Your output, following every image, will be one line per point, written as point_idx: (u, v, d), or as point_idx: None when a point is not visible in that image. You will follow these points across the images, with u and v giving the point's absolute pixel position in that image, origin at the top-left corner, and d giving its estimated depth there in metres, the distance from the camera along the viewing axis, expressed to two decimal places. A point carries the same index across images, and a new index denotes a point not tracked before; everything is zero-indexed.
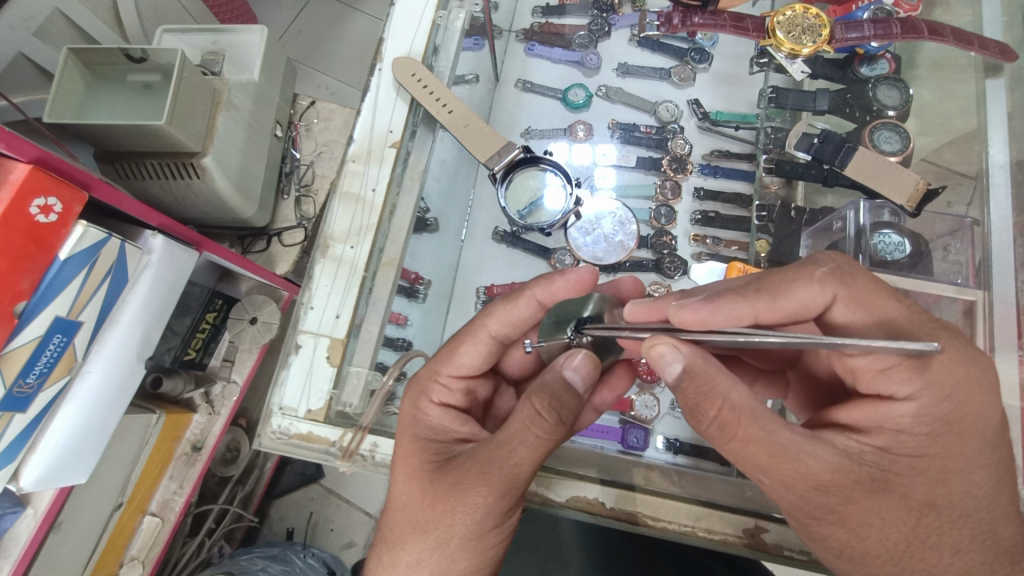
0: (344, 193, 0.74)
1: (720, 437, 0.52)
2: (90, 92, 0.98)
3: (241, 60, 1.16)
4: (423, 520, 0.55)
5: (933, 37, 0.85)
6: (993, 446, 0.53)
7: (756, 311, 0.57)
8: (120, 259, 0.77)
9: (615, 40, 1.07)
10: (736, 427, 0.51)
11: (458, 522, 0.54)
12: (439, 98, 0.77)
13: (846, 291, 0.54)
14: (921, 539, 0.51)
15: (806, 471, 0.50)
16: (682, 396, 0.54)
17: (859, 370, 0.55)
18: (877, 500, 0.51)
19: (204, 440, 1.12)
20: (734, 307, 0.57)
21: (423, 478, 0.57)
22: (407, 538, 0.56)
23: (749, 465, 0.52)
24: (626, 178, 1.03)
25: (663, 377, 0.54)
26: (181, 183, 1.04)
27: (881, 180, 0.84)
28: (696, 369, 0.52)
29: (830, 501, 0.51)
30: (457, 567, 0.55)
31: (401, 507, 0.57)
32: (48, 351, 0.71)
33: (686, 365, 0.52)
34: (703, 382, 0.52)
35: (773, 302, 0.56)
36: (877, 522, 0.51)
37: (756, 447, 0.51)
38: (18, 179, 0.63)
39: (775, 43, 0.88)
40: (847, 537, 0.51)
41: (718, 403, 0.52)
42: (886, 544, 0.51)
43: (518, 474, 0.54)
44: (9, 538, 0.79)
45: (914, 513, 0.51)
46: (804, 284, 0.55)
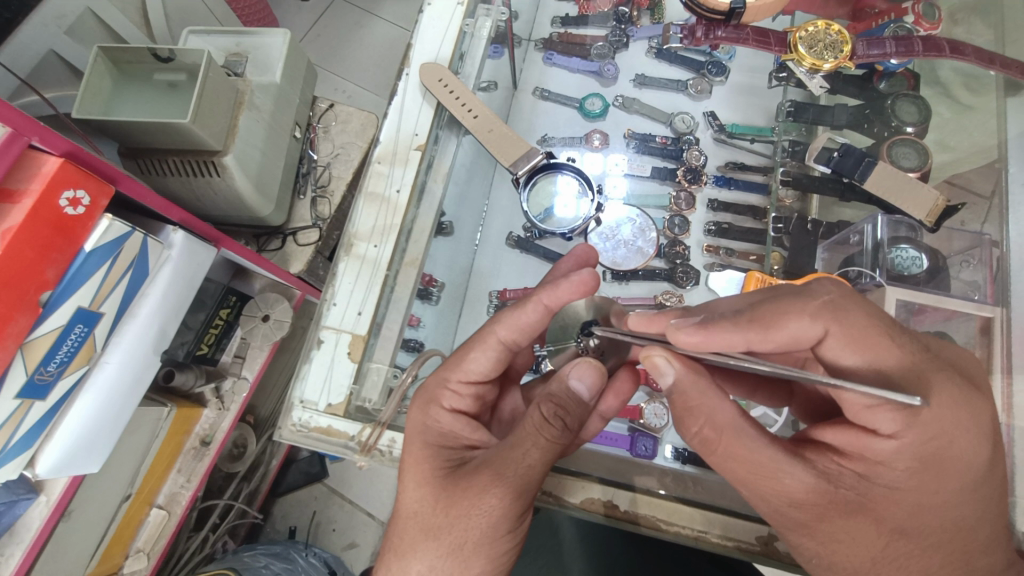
0: (368, 193, 0.75)
1: (702, 451, 0.56)
2: (117, 89, 1.00)
3: (265, 62, 1.18)
4: (437, 529, 0.56)
5: (954, 55, 0.86)
6: (987, 449, 0.52)
7: (749, 341, 0.54)
8: (142, 253, 0.79)
9: (633, 50, 1.08)
10: (717, 445, 0.54)
11: (472, 527, 0.55)
12: (466, 103, 0.78)
13: (839, 327, 0.51)
14: (887, 560, 0.51)
15: (782, 489, 0.52)
16: (669, 406, 0.57)
17: (846, 403, 0.52)
18: (849, 520, 0.51)
19: (213, 435, 1.13)
20: (727, 335, 0.53)
21: (434, 483, 0.58)
22: (420, 545, 0.56)
23: (730, 478, 0.55)
24: (638, 187, 1.03)
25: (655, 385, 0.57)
26: (202, 181, 1.06)
27: (902, 195, 0.83)
28: (686, 385, 0.55)
29: (802, 516, 0.52)
30: (472, 572, 0.55)
31: (411, 518, 0.57)
32: (69, 340, 0.73)
33: (675, 379, 0.55)
34: (691, 398, 0.55)
35: (764, 333, 0.53)
36: (847, 540, 0.51)
37: (737, 459, 0.53)
38: (49, 172, 0.65)
39: (796, 57, 0.88)
40: (817, 550, 0.52)
41: (700, 421, 0.55)
42: (853, 561, 0.51)
43: (531, 472, 0.55)
44: (22, 524, 0.81)
45: (884, 535, 0.51)
46: (795, 317, 0.52)
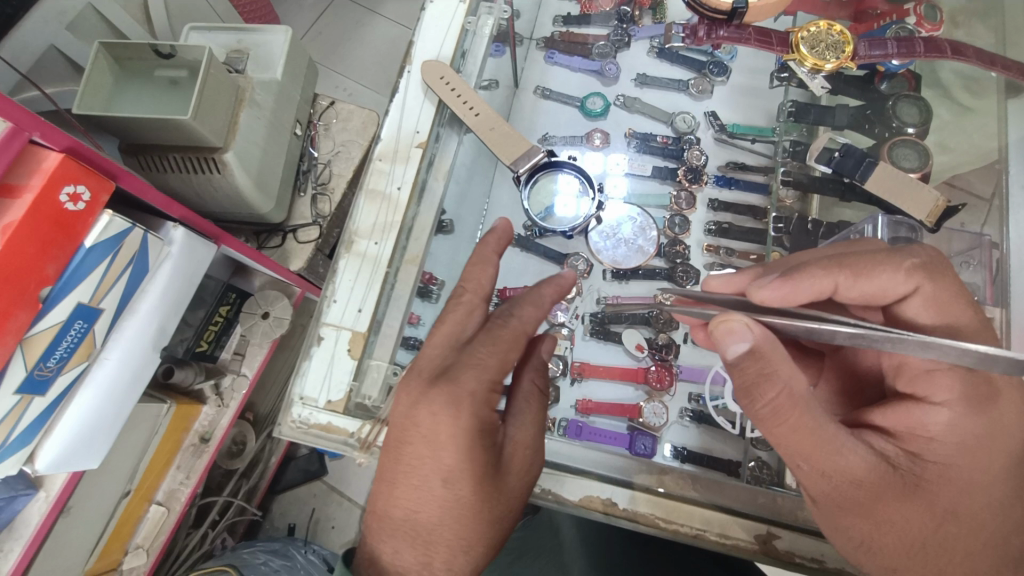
0: (369, 191, 0.75)
1: (769, 420, 0.52)
2: (119, 85, 1.00)
3: (267, 59, 1.18)
4: (470, 521, 0.58)
5: (956, 57, 0.86)
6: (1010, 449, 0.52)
7: (836, 284, 0.57)
8: (142, 249, 0.79)
9: (634, 50, 1.08)
10: (789, 413, 0.51)
11: (503, 513, 0.59)
12: (467, 101, 0.78)
13: (930, 286, 0.55)
14: (936, 542, 0.51)
15: (844, 464, 0.51)
16: (739, 374, 0.54)
17: (907, 365, 0.55)
18: (903, 502, 0.51)
19: (212, 432, 1.13)
20: (816, 280, 0.57)
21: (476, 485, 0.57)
22: (448, 540, 0.57)
23: (790, 451, 0.53)
24: (639, 186, 1.03)
25: (720, 353, 0.54)
26: (203, 178, 1.06)
27: (902, 195, 0.83)
28: (762, 351, 0.52)
29: (861, 495, 0.52)
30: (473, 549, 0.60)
31: (437, 516, 0.57)
32: (69, 336, 0.73)
33: (751, 346, 0.53)
34: (765, 365, 0.52)
35: (854, 279, 0.57)
36: (900, 520, 0.51)
37: (801, 434, 0.51)
38: (50, 168, 0.65)
39: (797, 58, 0.88)
40: (870, 530, 0.52)
41: (777, 387, 0.51)
42: (903, 540, 0.52)
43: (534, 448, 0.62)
44: (21, 520, 0.81)
45: (936, 518, 0.51)
46: (890, 269, 0.55)
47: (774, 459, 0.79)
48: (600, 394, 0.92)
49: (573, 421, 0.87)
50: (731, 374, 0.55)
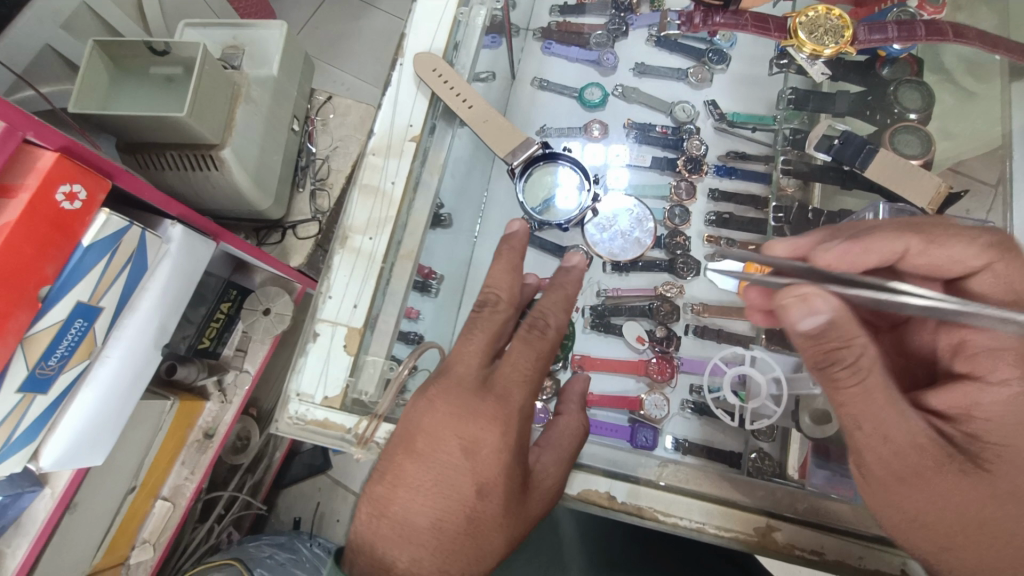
0: (363, 185, 0.75)
1: (834, 385, 0.52)
2: (114, 84, 1.00)
3: (262, 54, 1.17)
4: (454, 540, 0.54)
5: (957, 40, 0.85)
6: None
7: (906, 249, 0.57)
8: (140, 248, 0.79)
9: (632, 40, 1.07)
10: (868, 376, 0.50)
11: (491, 533, 0.56)
12: (459, 93, 0.78)
13: (1003, 262, 0.55)
14: (995, 523, 0.50)
15: (902, 435, 0.50)
16: (817, 344, 0.52)
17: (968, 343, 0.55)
18: (960, 478, 0.50)
19: (216, 428, 1.13)
20: (884, 244, 0.57)
21: (467, 493, 0.55)
22: (422, 553, 0.54)
23: (847, 417, 0.52)
24: (639, 177, 1.02)
25: (800, 327, 0.51)
26: (200, 175, 1.06)
27: (903, 183, 0.82)
28: (840, 321, 0.50)
29: (914, 466, 0.50)
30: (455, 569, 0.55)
31: (413, 525, 0.54)
32: (69, 335, 0.73)
33: (829, 319, 0.50)
34: (844, 335, 0.50)
35: (925, 246, 0.56)
36: (958, 496, 0.50)
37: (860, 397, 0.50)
38: (45, 167, 0.65)
39: (796, 44, 0.87)
40: (927, 504, 0.51)
41: (856, 353, 0.50)
42: (961, 517, 0.50)
43: (549, 490, 0.61)
44: (28, 517, 0.81)
45: (994, 497, 0.50)
46: (964, 241, 0.55)
47: (775, 450, 0.79)
48: (599, 386, 0.92)
49: None
50: (804, 346, 0.53)
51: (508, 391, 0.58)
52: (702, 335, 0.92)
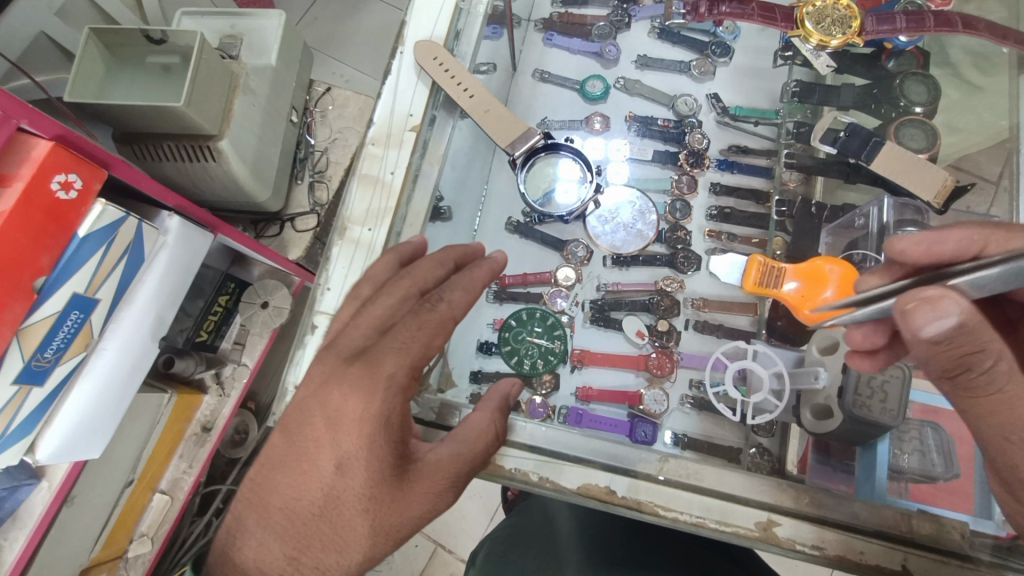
0: (362, 176, 0.74)
1: (963, 392, 0.47)
2: (110, 72, 0.99)
3: (260, 44, 1.15)
4: (301, 519, 0.52)
5: (966, 31, 0.84)
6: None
7: (989, 241, 0.53)
8: (137, 239, 0.78)
9: (635, 31, 1.06)
10: (1004, 381, 0.45)
11: (348, 522, 0.52)
12: (460, 82, 0.77)
13: None
14: None
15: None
16: (946, 353, 0.44)
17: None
18: None
19: (214, 421, 1.13)
20: (964, 233, 0.54)
21: (325, 473, 0.52)
22: (272, 528, 0.52)
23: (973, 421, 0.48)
24: (641, 171, 1.01)
25: (923, 336, 0.43)
26: (198, 166, 1.05)
27: (909, 177, 0.82)
28: (969, 325, 0.42)
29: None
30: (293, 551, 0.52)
31: (273, 500, 0.53)
32: (65, 327, 0.72)
33: (961, 322, 0.42)
34: (972, 341, 0.43)
35: (1008, 237, 0.53)
36: None
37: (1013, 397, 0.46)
38: (39, 156, 0.64)
39: (802, 34, 0.86)
40: None
41: (993, 356, 0.44)
42: None
43: (433, 492, 0.55)
44: (25, 509, 0.81)
45: None
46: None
47: (774, 446, 0.80)
48: (600, 381, 0.91)
49: (573, 409, 0.86)
50: (929, 353, 0.45)
51: (378, 358, 0.53)
52: (702, 330, 0.92)
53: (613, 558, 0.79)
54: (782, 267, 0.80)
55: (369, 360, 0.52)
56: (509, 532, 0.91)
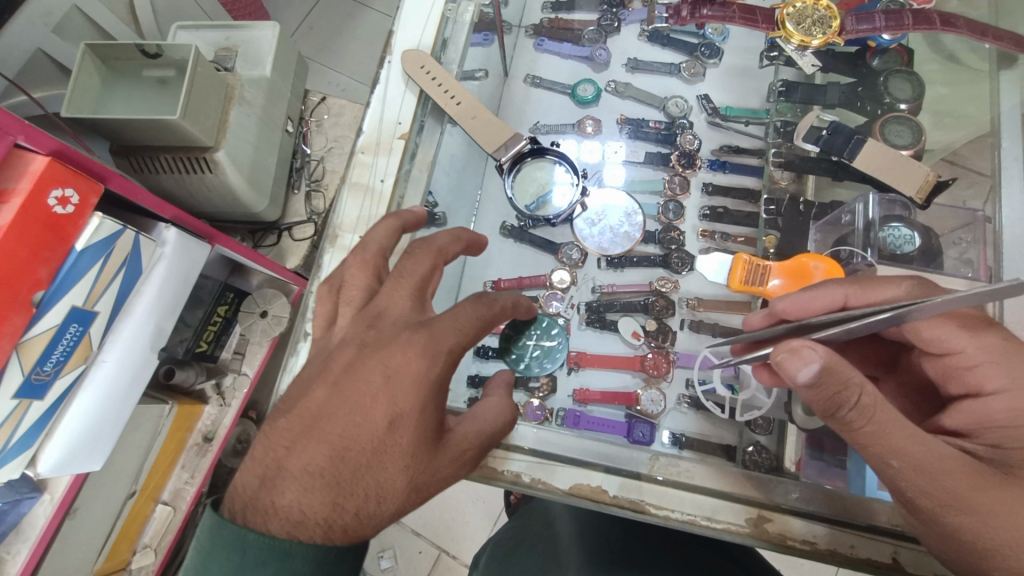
0: (353, 184, 0.75)
1: (855, 421, 0.49)
2: (107, 87, 1.00)
3: (255, 56, 1.17)
4: (333, 470, 0.48)
5: (946, 28, 0.85)
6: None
7: (846, 296, 0.63)
8: (135, 251, 0.79)
9: (625, 34, 1.07)
10: (874, 411, 0.49)
11: (390, 475, 0.49)
12: (448, 90, 0.78)
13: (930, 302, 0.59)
14: None
15: (938, 457, 0.49)
16: (817, 393, 0.50)
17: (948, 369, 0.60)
18: (1006, 493, 0.48)
19: (215, 432, 1.13)
20: (829, 291, 0.64)
21: (376, 426, 0.50)
22: (311, 478, 0.47)
23: (878, 448, 0.50)
24: (635, 173, 1.02)
25: (795, 379, 0.50)
26: (195, 178, 1.06)
27: (892, 173, 0.82)
28: (833, 365, 0.48)
29: (958, 486, 0.49)
30: (316, 506, 0.47)
31: (313, 448, 0.49)
32: (64, 340, 0.73)
33: (822, 364, 0.48)
34: (837, 382, 0.49)
35: (862, 291, 0.62)
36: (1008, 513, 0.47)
37: (891, 428, 0.49)
38: (37, 171, 0.65)
39: (784, 35, 0.87)
40: (977, 527, 0.48)
41: (858, 390, 0.49)
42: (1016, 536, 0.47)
43: (463, 460, 0.54)
44: (27, 522, 0.82)
45: None
46: (893, 286, 0.62)
47: (772, 443, 0.78)
48: (599, 383, 0.91)
49: (570, 411, 0.87)
50: (806, 397, 0.51)
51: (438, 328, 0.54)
52: (697, 330, 0.92)
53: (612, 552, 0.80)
54: (767, 264, 0.81)
55: (368, 357, 0.52)
56: (511, 538, 0.91)
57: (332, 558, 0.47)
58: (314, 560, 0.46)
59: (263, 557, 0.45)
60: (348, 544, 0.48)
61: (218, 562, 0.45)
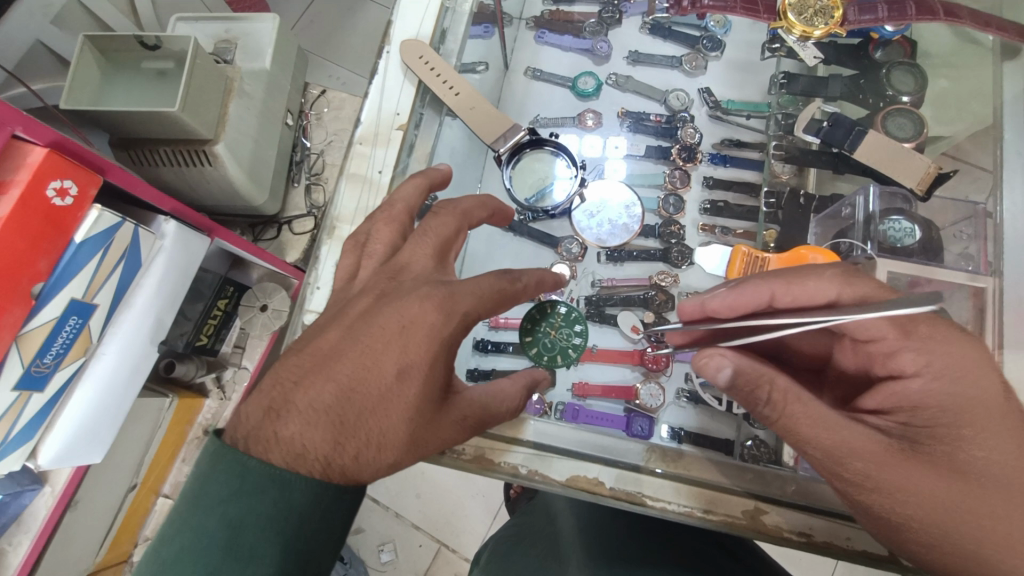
0: (351, 175, 0.75)
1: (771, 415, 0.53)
2: (106, 79, 0.99)
3: (255, 48, 1.16)
4: (340, 414, 0.49)
5: (949, 19, 0.84)
6: (987, 405, 0.51)
7: (773, 292, 0.59)
8: (134, 244, 0.79)
9: (626, 27, 1.06)
10: (783, 404, 0.52)
11: (393, 423, 0.50)
12: (446, 81, 0.77)
13: (851, 291, 0.56)
14: (954, 505, 0.48)
15: (848, 440, 0.50)
16: (737, 394, 0.55)
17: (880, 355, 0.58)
18: (910, 468, 0.50)
19: (215, 424, 1.14)
20: (754, 289, 0.60)
21: (386, 376, 0.51)
22: (315, 416, 0.49)
23: (788, 433, 0.52)
24: (636, 167, 1.02)
25: (715, 384, 0.55)
26: (194, 171, 1.06)
27: (892, 165, 0.83)
28: (747, 370, 0.53)
29: (865, 466, 0.50)
30: (315, 441, 0.48)
31: (319, 385, 0.50)
32: (64, 332, 0.73)
33: (735, 370, 0.53)
34: (753, 381, 0.53)
35: (788, 286, 0.58)
36: (911, 487, 0.49)
37: (810, 420, 0.51)
38: (35, 162, 0.65)
39: (785, 25, 0.87)
40: (886, 503, 0.49)
41: (768, 386, 0.52)
42: (922, 510, 0.49)
43: (463, 426, 0.56)
44: (29, 514, 0.82)
45: (946, 479, 0.49)
46: (815, 278, 0.58)
47: (771, 438, 0.77)
48: (599, 376, 0.91)
49: (568, 405, 0.87)
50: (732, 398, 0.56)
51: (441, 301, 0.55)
52: None
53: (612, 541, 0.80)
54: (766, 257, 0.81)
55: (370, 337, 0.53)
56: (513, 533, 0.91)
57: (328, 498, 0.49)
58: (312, 494, 0.47)
59: (264, 485, 0.46)
60: (344, 485, 0.49)
61: (210, 499, 0.46)
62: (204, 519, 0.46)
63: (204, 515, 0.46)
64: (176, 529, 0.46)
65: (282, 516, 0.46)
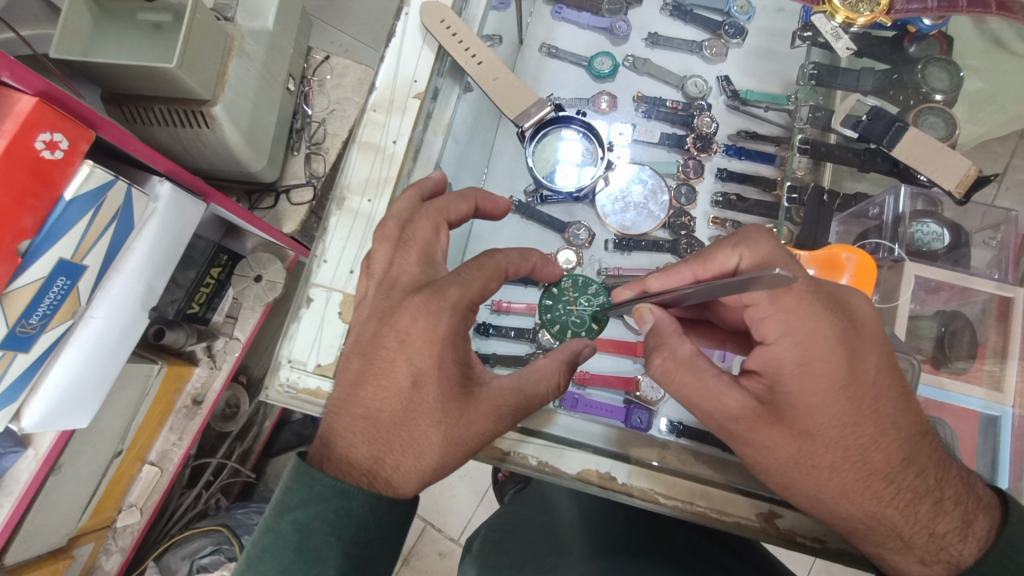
0: (363, 142, 0.72)
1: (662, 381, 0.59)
2: (97, 29, 0.94)
3: (255, 6, 1.08)
4: (385, 429, 0.54)
5: (999, 13, 0.84)
6: (831, 374, 0.53)
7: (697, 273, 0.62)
8: (127, 204, 0.75)
9: (646, 7, 1.02)
10: (675, 373, 0.58)
11: (423, 431, 0.54)
12: (469, 48, 0.73)
13: (749, 254, 0.58)
14: (804, 460, 0.54)
15: (721, 407, 0.55)
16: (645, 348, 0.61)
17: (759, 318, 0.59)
18: (771, 429, 0.54)
19: (204, 394, 1.11)
20: (678, 270, 0.63)
21: (402, 387, 0.54)
22: (356, 431, 0.54)
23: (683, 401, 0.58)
24: (647, 154, 0.99)
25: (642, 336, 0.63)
26: (189, 132, 1.02)
27: (932, 164, 0.78)
28: (662, 328, 0.60)
29: (739, 428, 0.55)
30: (361, 456, 0.54)
31: (355, 413, 0.55)
32: (51, 293, 0.70)
33: (654, 324, 0.61)
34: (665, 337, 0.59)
35: (704, 264, 0.61)
36: (769, 444, 0.55)
37: (689, 391, 0.56)
38: (22, 112, 0.61)
39: (829, 10, 0.85)
40: (752, 454, 0.56)
41: (663, 353, 0.58)
42: (778, 460, 0.55)
43: (497, 414, 0.56)
44: (10, 476, 0.80)
45: (795, 439, 0.54)
46: (722, 248, 0.60)
47: None
48: (598, 366, 0.90)
49: (568, 394, 0.86)
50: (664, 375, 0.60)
51: (443, 286, 0.56)
52: None
53: (614, 530, 0.79)
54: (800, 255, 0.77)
55: (385, 327, 0.56)
56: (505, 522, 0.91)
57: (384, 508, 0.52)
58: (369, 504, 0.51)
59: (328, 493, 0.50)
60: (391, 496, 0.53)
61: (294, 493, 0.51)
62: (283, 527, 0.51)
63: (283, 522, 0.51)
64: (261, 536, 0.52)
65: (343, 523, 0.50)
